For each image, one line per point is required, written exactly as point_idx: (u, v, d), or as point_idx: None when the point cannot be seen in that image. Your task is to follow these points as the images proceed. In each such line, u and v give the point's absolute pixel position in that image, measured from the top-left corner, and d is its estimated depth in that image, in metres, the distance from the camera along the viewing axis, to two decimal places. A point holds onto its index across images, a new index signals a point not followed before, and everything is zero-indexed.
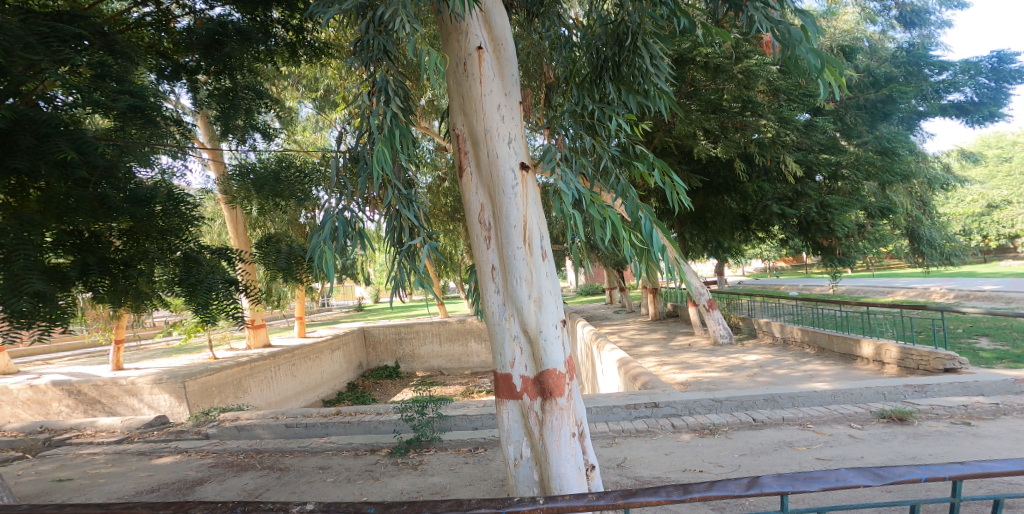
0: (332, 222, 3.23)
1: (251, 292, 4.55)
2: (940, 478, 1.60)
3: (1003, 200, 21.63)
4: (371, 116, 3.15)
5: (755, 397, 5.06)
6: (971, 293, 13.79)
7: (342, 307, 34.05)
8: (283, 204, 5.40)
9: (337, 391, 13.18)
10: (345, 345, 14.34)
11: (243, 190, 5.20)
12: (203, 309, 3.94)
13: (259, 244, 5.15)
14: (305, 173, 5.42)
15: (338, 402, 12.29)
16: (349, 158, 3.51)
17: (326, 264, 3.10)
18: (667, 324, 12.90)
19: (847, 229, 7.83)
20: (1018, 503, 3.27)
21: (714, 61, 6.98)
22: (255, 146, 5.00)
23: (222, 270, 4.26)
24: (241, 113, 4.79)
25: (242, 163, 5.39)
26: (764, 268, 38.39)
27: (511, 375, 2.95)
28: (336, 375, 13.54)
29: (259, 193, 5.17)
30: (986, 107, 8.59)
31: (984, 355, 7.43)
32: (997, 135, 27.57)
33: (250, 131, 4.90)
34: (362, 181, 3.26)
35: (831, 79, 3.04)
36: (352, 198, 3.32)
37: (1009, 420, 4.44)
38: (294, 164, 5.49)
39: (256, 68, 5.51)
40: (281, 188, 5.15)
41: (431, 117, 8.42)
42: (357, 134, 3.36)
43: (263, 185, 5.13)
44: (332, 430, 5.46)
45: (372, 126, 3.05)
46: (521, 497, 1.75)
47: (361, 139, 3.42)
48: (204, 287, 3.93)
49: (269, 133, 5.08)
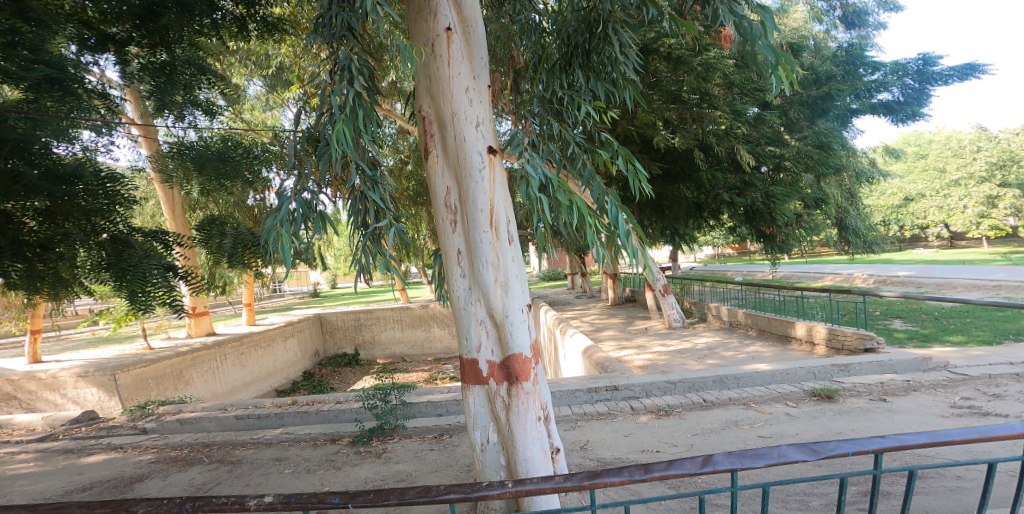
0: (290, 203, 3.11)
1: (189, 278, 4.33)
2: (864, 451, 1.80)
3: (918, 193, 23.79)
4: (335, 93, 3.02)
5: (705, 378, 5.32)
6: (888, 278, 15.08)
7: (292, 294, 32.86)
8: (229, 185, 5.12)
9: (291, 380, 12.73)
10: (300, 333, 13.87)
11: (180, 169, 4.86)
12: (137, 296, 3.71)
13: (201, 225, 4.90)
14: (253, 153, 5.17)
15: (292, 391, 11.89)
16: (305, 138, 3.37)
17: (283, 249, 2.92)
18: (626, 309, 13.28)
19: (788, 218, 8.29)
20: (926, 474, 3.62)
21: (676, 53, 7.16)
22: (192, 122, 4.87)
23: (157, 254, 4.01)
24: (178, 88, 4.62)
25: (180, 140, 5.04)
26: (711, 255, 40.23)
27: (476, 360, 2.97)
28: (289, 363, 13.09)
29: (201, 172, 4.87)
30: (910, 106, 9.31)
31: (899, 335, 8.17)
32: (915, 134, 29.99)
33: (188, 107, 4.75)
34: (322, 162, 3.15)
35: (784, 75, 3.22)
36: (310, 179, 3.19)
37: (917, 395, 4.90)
38: (240, 144, 5.22)
39: (198, 42, 5.17)
40: (228, 168, 4.86)
41: (394, 100, 8.09)
42: (316, 114, 3.24)
43: (206, 164, 4.82)
44: (287, 421, 5.26)
45: (336, 104, 2.93)
46: (489, 482, 1.81)
47: (320, 120, 3.30)
48: (138, 272, 3.68)
49: (211, 110, 4.90)
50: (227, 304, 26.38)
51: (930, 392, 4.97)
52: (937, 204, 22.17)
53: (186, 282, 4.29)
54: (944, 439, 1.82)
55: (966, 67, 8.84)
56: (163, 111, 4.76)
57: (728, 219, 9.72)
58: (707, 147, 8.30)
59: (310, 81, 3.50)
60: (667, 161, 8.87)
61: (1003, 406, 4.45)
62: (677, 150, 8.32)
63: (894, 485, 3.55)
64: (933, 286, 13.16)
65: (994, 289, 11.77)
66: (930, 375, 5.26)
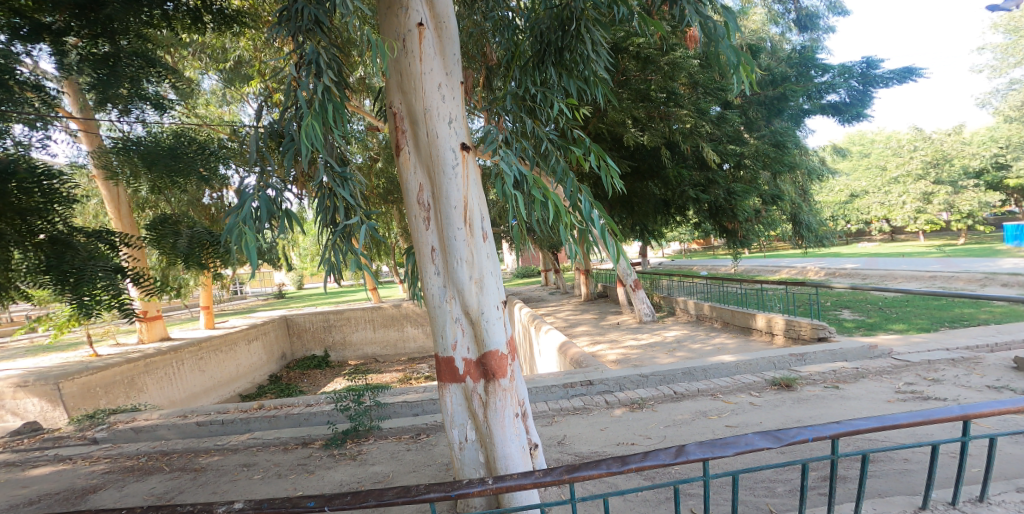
0: (253, 200, 2.97)
1: (140, 280, 4.16)
2: (822, 437, 2.00)
3: (862, 190, 25.13)
4: (302, 87, 2.91)
5: (675, 371, 5.45)
6: (837, 271, 15.86)
7: (254, 295, 31.80)
8: (182, 182, 4.89)
9: (257, 385, 12.29)
10: (265, 335, 13.40)
11: (126, 166, 4.61)
12: (83, 300, 3.51)
13: (152, 225, 4.66)
14: (208, 149, 4.96)
15: (259, 395, 11.47)
16: (268, 133, 3.25)
17: (247, 248, 2.77)
18: (598, 304, 13.46)
19: (748, 214, 8.59)
20: (878, 457, 3.82)
21: (645, 52, 7.31)
22: (141, 117, 4.68)
23: (103, 255, 3.79)
24: (124, 82, 4.41)
25: (125, 136, 4.79)
26: (676, 251, 41.26)
27: (452, 358, 2.94)
28: (254, 367, 12.64)
29: (151, 169, 4.63)
30: (855, 107, 9.80)
31: (848, 324, 8.62)
32: (859, 134, 31.63)
33: (135, 101, 4.55)
34: (287, 158, 3.03)
35: (745, 75, 3.31)
36: (274, 176, 3.06)
37: (867, 381, 5.17)
38: (194, 140, 5.00)
39: (146, 33, 4.93)
40: (180, 165, 4.65)
41: (362, 96, 7.87)
42: (281, 109, 3.13)
43: (156, 161, 4.58)
44: (254, 426, 5.08)
45: (303, 98, 2.82)
46: (470, 480, 1.91)
47: (285, 115, 3.19)
48: (83, 276, 3.47)
49: (161, 105, 4.69)
50: (182, 308, 25.28)
51: (877, 378, 5.25)
52: (879, 200, 23.62)
53: (135, 284, 4.08)
54: (891, 424, 2.03)
55: (904, 71, 9.36)
56: (107, 104, 4.53)
57: (693, 215, 10.00)
58: (673, 145, 8.50)
59: (273, 75, 3.38)
60: (635, 159, 9.05)
61: (941, 390, 4.74)
62: (646, 148, 8.49)
63: (850, 469, 3.73)
64: (876, 277, 13.95)
65: (931, 279, 12.54)
66: (877, 362, 5.56)
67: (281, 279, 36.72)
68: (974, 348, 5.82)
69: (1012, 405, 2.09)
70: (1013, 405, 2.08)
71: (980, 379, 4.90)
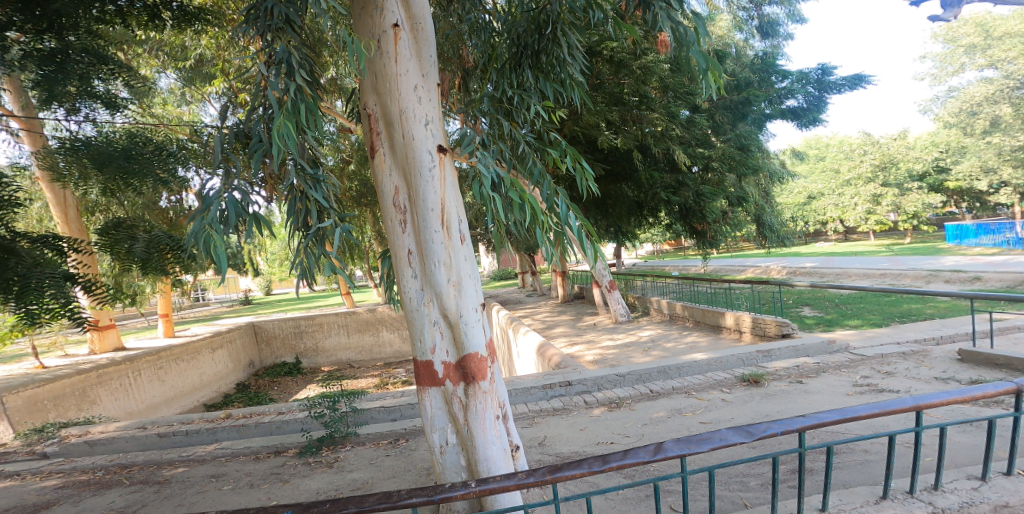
0: (218, 203, 2.74)
1: (91, 287, 3.96)
2: (790, 430, 2.07)
3: (818, 192, 26.17)
4: (273, 87, 2.81)
5: (650, 370, 5.54)
6: (797, 269, 16.45)
7: (218, 302, 30.75)
8: (138, 184, 4.69)
9: (222, 394, 11.86)
10: (230, 343, 12.95)
11: (76, 167, 4.39)
12: (29, 309, 3.32)
13: (105, 230, 4.45)
14: (166, 150, 4.77)
15: (224, 404, 11.05)
16: (234, 134, 3.13)
17: (215, 252, 2.59)
18: (575, 305, 13.55)
19: (715, 215, 8.82)
20: (842, 449, 3.96)
21: (618, 56, 7.44)
22: (91, 117, 4.44)
23: (51, 262, 3.60)
24: (73, 79, 4.17)
25: (75, 136, 4.56)
26: (646, 253, 41.98)
27: (431, 362, 2.91)
28: (219, 376, 12.19)
29: (102, 171, 4.41)
30: (812, 112, 10.18)
31: (809, 321, 8.95)
32: (815, 138, 32.94)
33: (84, 99, 4.32)
34: (255, 159, 2.87)
35: (713, 80, 3.38)
36: (240, 177, 2.91)
37: (828, 375, 5.37)
38: (151, 140, 4.81)
39: (97, 29, 4.70)
40: (135, 167, 4.45)
41: (334, 97, 7.68)
42: (248, 109, 3.02)
43: (108, 162, 4.37)
44: (222, 436, 4.89)
45: (274, 97, 2.71)
46: (454, 484, 1.94)
47: (252, 115, 3.08)
48: (28, 283, 3.29)
49: (114, 104, 4.49)
50: (137, 317, 24.19)
51: (837, 372, 5.46)
52: (834, 202, 24.74)
53: (87, 291, 3.90)
54: (852, 415, 2.11)
55: (854, 78, 9.81)
56: (52, 103, 4.28)
57: (665, 216, 10.21)
58: (645, 148, 8.66)
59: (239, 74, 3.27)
60: (609, 161, 9.19)
61: (896, 382, 4.96)
62: (619, 151, 8.63)
63: (816, 461, 3.85)
64: (833, 275, 14.55)
65: (882, 277, 13.17)
66: (836, 357, 5.79)
67: (248, 285, 35.63)
68: (922, 341, 6.13)
69: (960, 394, 2.18)
70: (961, 394, 2.18)
71: (928, 371, 5.15)
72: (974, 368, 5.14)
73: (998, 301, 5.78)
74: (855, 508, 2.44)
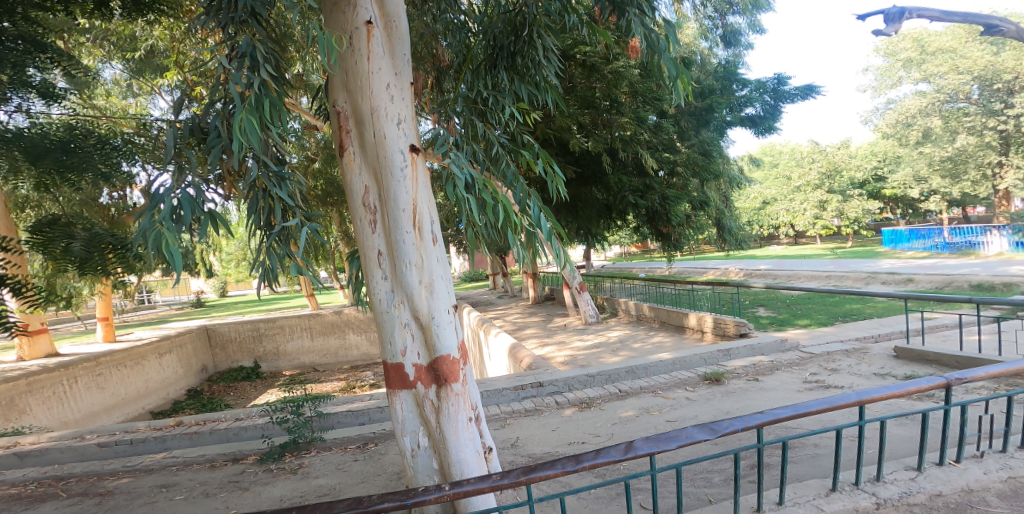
0: (170, 200, 2.48)
1: (17, 288, 3.70)
2: (750, 427, 2.14)
3: (772, 198, 27.22)
4: (235, 81, 2.65)
5: (619, 370, 5.62)
6: (754, 271, 17.06)
7: (167, 305, 29.31)
8: (76, 180, 4.41)
9: (171, 401, 11.31)
10: (180, 348, 12.38)
11: (7, 161, 4.09)
12: None
13: (38, 227, 4.16)
14: (110, 144, 4.51)
15: (174, 411, 10.54)
16: (190, 129, 2.95)
17: (167, 252, 2.35)
18: (545, 307, 13.64)
19: (680, 219, 9.08)
20: (797, 444, 4.12)
21: (591, 60, 7.53)
22: (24, 107, 4.15)
23: None
24: (5, 66, 3.89)
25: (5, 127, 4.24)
26: (611, 255, 42.61)
27: (402, 364, 2.84)
28: (167, 383, 11.62)
29: (36, 164, 4.14)
30: (768, 121, 10.56)
31: (765, 321, 9.28)
32: (770, 146, 34.26)
33: (17, 89, 4.03)
34: (213, 155, 2.68)
35: (682, 87, 3.42)
36: (196, 173, 2.71)
37: (781, 373, 5.58)
38: (92, 134, 4.53)
39: (34, 15, 4.40)
40: (74, 161, 4.19)
41: (301, 93, 7.40)
42: (206, 103, 2.86)
43: (42, 155, 4.11)
44: (172, 444, 4.66)
45: (235, 90, 2.55)
46: (426, 488, 1.91)
47: (210, 109, 2.91)
48: None
49: (51, 94, 4.21)
50: (77, 320, 22.77)
51: (790, 369, 5.68)
52: (787, 207, 25.77)
53: (14, 293, 3.64)
54: (805, 411, 2.19)
55: (805, 88, 10.24)
56: None
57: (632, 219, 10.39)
58: (614, 152, 8.79)
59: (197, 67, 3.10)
60: (580, 164, 9.31)
61: (841, 378, 5.20)
62: (590, 154, 8.73)
63: (773, 456, 3.98)
64: (787, 277, 15.16)
65: (827, 278, 13.85)
66: (789, 355, 6.03)
67: (201, 287, 34.21)
68: (863, 339, 6.46)
69: (897, 388, 2.26)
70: (898, 389, 2.25)
71: (868, 368, 5.43)
72: (907, 364, 5.44)
73: (929, 301, 6.15)
74: (809, 500, 2.51)
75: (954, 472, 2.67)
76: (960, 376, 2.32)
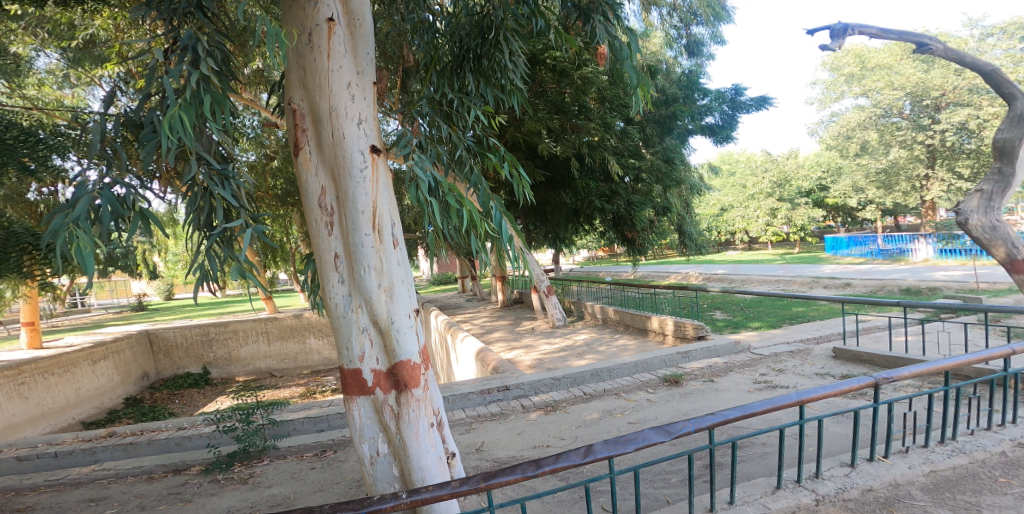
0: (94, 196, 2.30)
1: None
2: (702, 428, 2.19)
3: (728, 205, 28.14)
4: (171, 75, 2.50)
5: (584, 373, 5.67)
6: (712, 275, 17.57)
7: (110, 307, 27.88)
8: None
9: (103, 410, 10.78)
10: (117, 354, 11.81)
11: None
12: None
13: None
14: (39, 138, 4.25)
15: (111, 421, 10.05)
16: (125, 123, 2.77)
17: (78, 256, 2.16)
18: (514, 310, 13.67)
19: (644, 224, 9.31)
20: (747, 443, 4.25)
21: (561, 66, 7.60)
22: None
23: None
24: None
25: None
26: (576, 260, 43.12)
27: (359, 370, 2.79)
28: (101, 391, 11.04)
29: None
30: (725, 130, 10.92)
31: (722, 323, 9.58)
32: (728, 154, 35.37)
33: None
34: (148, 150, 2.52)
35: (642, 96, 3.51)
36: (127, 170, 2.53)
37: (734, 374, 5.76)
38: (20, 126, 4.26)
39: None
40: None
41: (259, 89, 7.15)
42: (141, 97, 2.69)
43: None
44: (105, 456, 4.42)
45: (169, 84, 2.39)
46: (383, 495, 1.88)
47: (147, 103, 2.74)
48: None
49: None
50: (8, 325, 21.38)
51: (742, 370, 5.87)
52: (742, 213, 26.71)
53: None
54: (753, 411, 2.26)
55: (760, 99, 10.63)
56: None
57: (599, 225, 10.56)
58: (581, 157, 8.91)
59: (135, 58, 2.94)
60: (550, 169, 9.45)
61: (788, 378, 5.41)
62: (558, 158, 8.84)
63: (725, 455, 4.09)
64: (742, 280, 15.67)
65: (777, 282, 14.40)
66: (742, 356, 6.23)
67: (147, 288, 32.75)
68: (807, 341, 6.74)
69: (833, 388, 2.35)
70: (834, 389, 2.33)
71: (811, 368, 5.67)
72: (845, 364, 5.71)
73: (865, 304, 6.47)
74: (757, 499, 2.58)
75: (884, 467, 2.80)
76: (888, 375, 2.43)
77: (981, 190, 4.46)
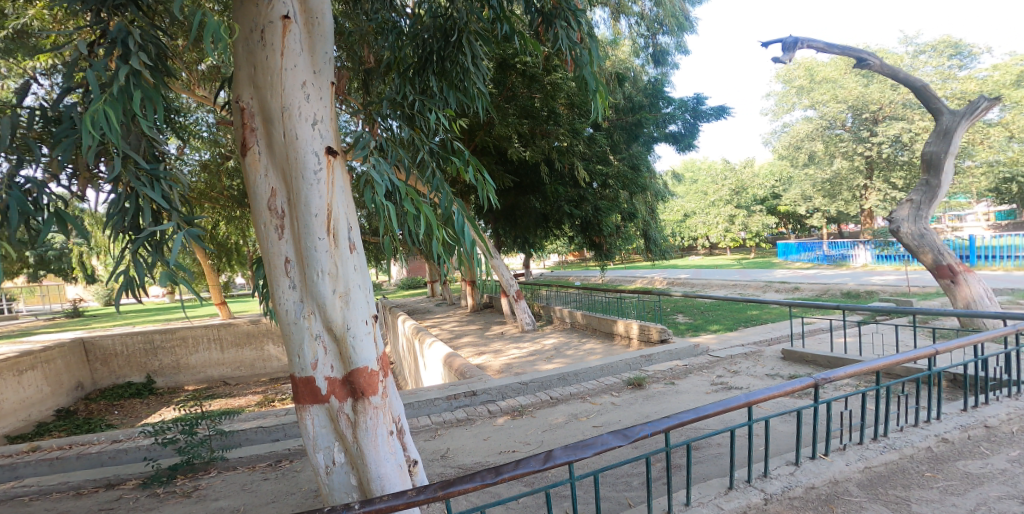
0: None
1: None
2: (658, 431, 2.21)
3: (690, 211, 28.81)
4: (96, 67, 2.38)
5: (551, 377, 5.69)
6: (676, 280, 17.96)
7: (52, 313, 26.36)
8: None
9: (28, 423, 10.19)
10: (48, 364, 11.19)
11: None
12: None
13: None
14: None
15: (40, 435, 9.48)
16: (44, 116, 2.61)
17: None
18: (484, 314, 13.63)
19: (611, 229, 9.48)
20: (702, 444, 4.35)
21: (531, 71, 7.66)
22: None
23: None
24: None
25: None
26: (545, 264, 43.31)
27: (313, 377, 2.72)
28: (28, 403, 10.37)
29: None
30: (687, 138, 11.18)
31: (684, 327, 9.79)
32: (691, 161, 36.22)
33: None
34: (65, 144, 2.38)
35: (601, 103, 3.51)
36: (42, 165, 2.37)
37: (694, 376, 5.89)
38: None
39: None
40: None
41: (215, 86, 6.91)
42: (64, 88, 2.54)
43: None
44: (26, 471, 4.19)
45: (92, 77, 2.27)
46: (336, 506, 1.83)
47: (69, 96, 2.59)
48: None
49: None
50: None
51: (701, 372, 6.01)
52: (704, 219, 27.39)
53: None
54: (705, 414, 2.30)
55: (719, 109, 10.94)
56: None
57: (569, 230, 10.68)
58: (551, 162, 8.98)
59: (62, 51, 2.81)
60: (519, 174, 9.56)
61: (743, 379, 5.57)
62: (528, 163, 8.92)
63: (683, 457, 4.18)
64: (704, 284, 16.05)
65: (734, 286, 14.81)
66: (701, 359, 6.38)
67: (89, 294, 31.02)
68: (761, 344, 6.96)
69: (780, 388, 2.42)
70: (781, 389, 2.41)
71: (762, 369, 5.85)
72: (791, 365, 5.92)
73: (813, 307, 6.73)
74: (711, 500, 2.63)
75: (824, 464, 2.91)
76: (827, 375, 2.53)
77: (912, 200, 5.98)
